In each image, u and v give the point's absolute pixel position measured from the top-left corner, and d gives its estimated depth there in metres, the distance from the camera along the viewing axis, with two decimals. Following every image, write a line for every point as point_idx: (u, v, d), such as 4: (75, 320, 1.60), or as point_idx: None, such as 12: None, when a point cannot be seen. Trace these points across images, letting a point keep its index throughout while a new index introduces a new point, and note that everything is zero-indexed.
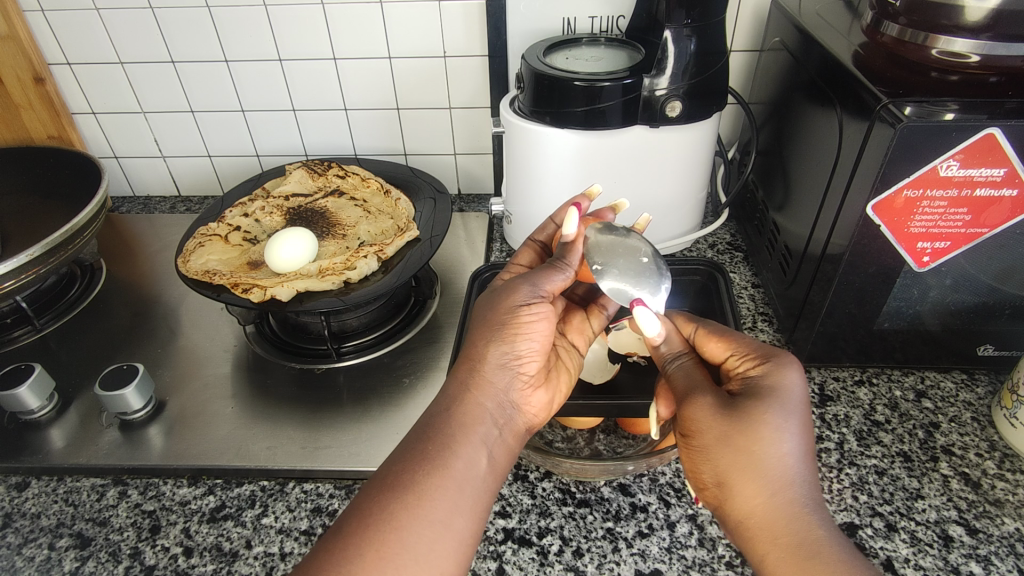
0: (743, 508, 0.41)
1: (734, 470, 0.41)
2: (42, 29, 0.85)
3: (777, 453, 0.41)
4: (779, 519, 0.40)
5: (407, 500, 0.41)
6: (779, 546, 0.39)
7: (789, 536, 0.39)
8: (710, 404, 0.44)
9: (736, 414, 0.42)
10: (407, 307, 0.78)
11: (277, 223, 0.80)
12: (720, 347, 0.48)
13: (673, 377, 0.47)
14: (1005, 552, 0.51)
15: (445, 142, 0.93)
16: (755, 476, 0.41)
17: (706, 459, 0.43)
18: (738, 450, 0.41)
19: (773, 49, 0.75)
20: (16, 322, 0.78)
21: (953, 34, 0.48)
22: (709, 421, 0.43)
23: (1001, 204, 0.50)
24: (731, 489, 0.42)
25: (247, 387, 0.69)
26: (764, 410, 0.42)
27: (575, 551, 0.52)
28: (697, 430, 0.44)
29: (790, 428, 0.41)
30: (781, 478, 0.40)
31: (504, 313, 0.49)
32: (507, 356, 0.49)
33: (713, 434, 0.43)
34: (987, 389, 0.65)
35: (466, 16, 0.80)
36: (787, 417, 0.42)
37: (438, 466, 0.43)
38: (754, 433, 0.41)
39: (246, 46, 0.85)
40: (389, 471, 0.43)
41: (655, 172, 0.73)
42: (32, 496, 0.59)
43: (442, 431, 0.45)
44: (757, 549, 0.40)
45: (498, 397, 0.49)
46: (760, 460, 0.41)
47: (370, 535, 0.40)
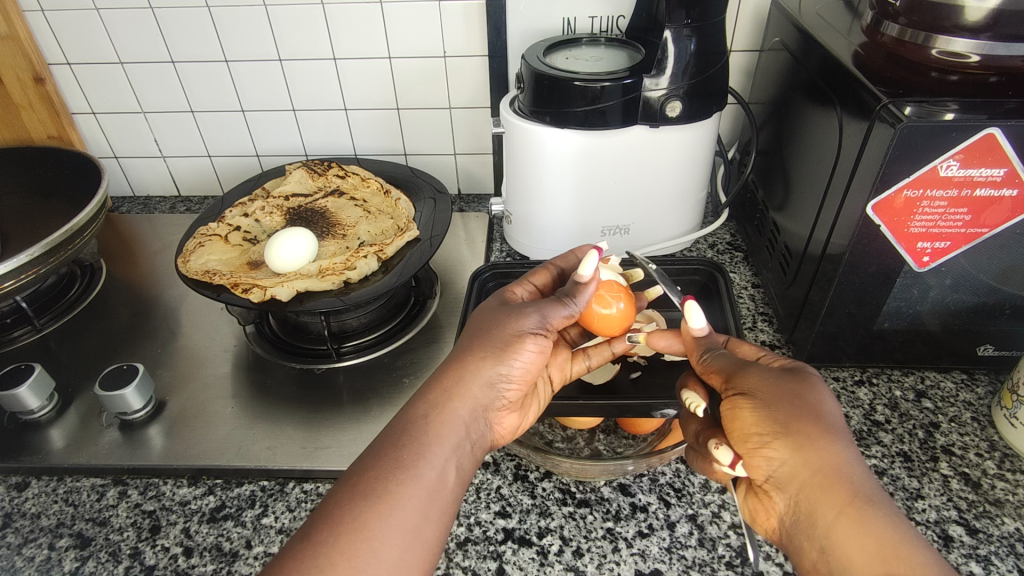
0: (807, 458, 0.40)
1: (798, 418, 0.41)
2: (42, 28, 0.85)
3: (837, 414, 0.42)
4: (847, 473, 0.39)
5: (379, 508, 0.41)
6: (850, 496, 0.38)
7: (858, 489, 0.38)
8: (768, 369, 0.45)
9: (794, 377, 0.44)
10: (407, 307, 0.78)
11: (277, 223, 0.80)
12: (750, 349, 0.50)
13: (716, 358, 0.47)
14: (1005, 552, 0.51)
15: (445, 142, 0.93)
16: (822, 428, 0.41)
17: (764, 411, 0.42)
18: (804, 406, 0.42)
19: (773, 49, 0.75)
20: (16, 322, 0.78)
21: (953, 34, 0.48)
22: (767, 380, 0.44)
23: (1001, 204, 0.50)
24: (796, 440, 0.41)
25: (247, 387, 0.69)
26: (818, 379, 0.44)
27: (575, 551, 0.52)
28: (757, 386, 0.43)
29: (841, 400, 0.44)
30: (842, 435, 0.41)
31: (507, 333, 0.50)
32: (500, 376, 0.50)
33: (775, 392, 0.43)
34: (987, 388, 0.65)
35: (466, 15, 0.80)
36: (833, 395, 0.44)
37: (411, 473, 0.43)
38: (816, 392, 0.43)
39: (247, 46, 0.85)
40: (359, 477, 0.43)
41: (654, 174, 0.73)
42: (32, 496, 0.59)
43: (415, 437, 0.45)
44: (824, 501, 0.39)
45: (476, 404, 0.49)
46: (825, 414, 0.41)
47: (341, 542, 0.39)
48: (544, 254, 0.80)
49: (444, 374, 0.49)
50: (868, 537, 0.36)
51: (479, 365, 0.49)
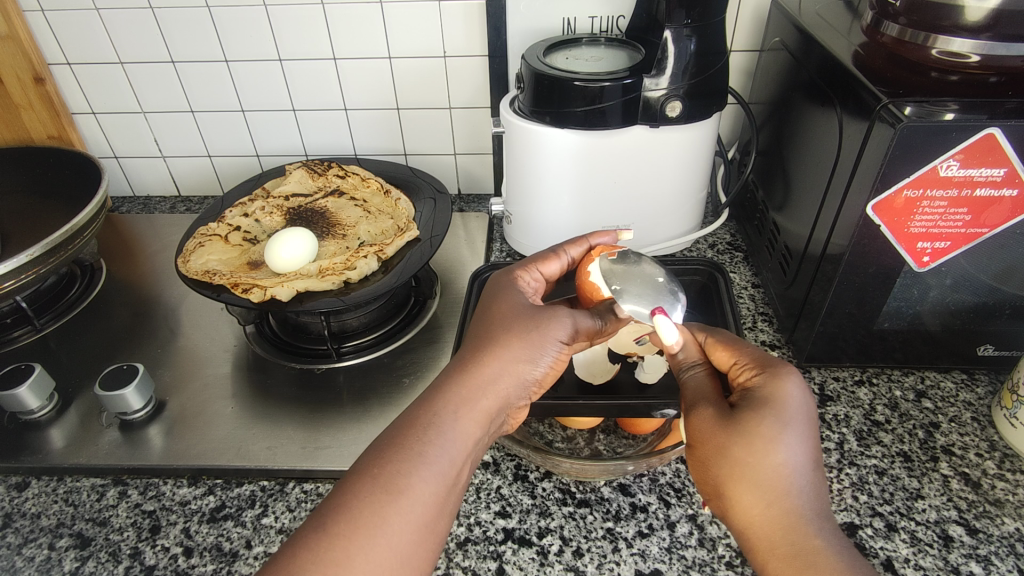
0: (742, 518, 0.42)
1: (731, 480, 0.42)
2: (42, 29, 0.85)
3: (778, 462, 0.41)
4: (780, 527, 0.40)
5: (398, 500, 0.41)
6: (777, 556, 0.40)
7: (785, 546, 0.40)
8: (710, 416, 0.44)
9: (735, 425, 0.42)
10: (407, 307, 0.78)
11: (277, 223, 0.80)
12: (728, 356, 0.48)
13: (688, 379, 0.48)
14: (1005, 552, 0.51)
15: (445, 142, 0.93)
16: (751, 487, 0.41)
17: (708, 470, 0.44)
18: (735, 462, 0.42)
19: (772, 49, 0.75)
20: (16, 322, 0.78)
21: (953, 34, 0.48)
22: (709, 434, 0.44)
23: (1001, 204, 0.50)
24: (733, 500, 0.42)
25: (247, 387, 0.69)
26: (760, 419, 0.42)
27: (575, 551, 0.52)
28: (699, 441, 0.45)
29: (786, 437, 0.41)
30: (782, 487, 0.41)
31: (539, 334, 0.50)
32: (524, 373, 0.50)
33: (712, 446, 0.43)
34: (987, 388, 0.65)
35: (466, 16, 0.81)
36: (785, 429, 0.42)
37: (432, 468, 0.43)
38: (749, 445, 0.41)
39: (247, 46, 0.85)
40: (380, 467, 0.42)
41: (654, 174, 0.73)
42: (32, 496, 0.59)
43: (437, 426, 0.45)
44: (758, 555, 0.41)
45: (501, 401, 0.49)
46: (755, 471, 0.41)
47: (357, 534, 0.39)
48: None
49: (471, 364, 0.49)
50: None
51: (502, 352, 0.49)
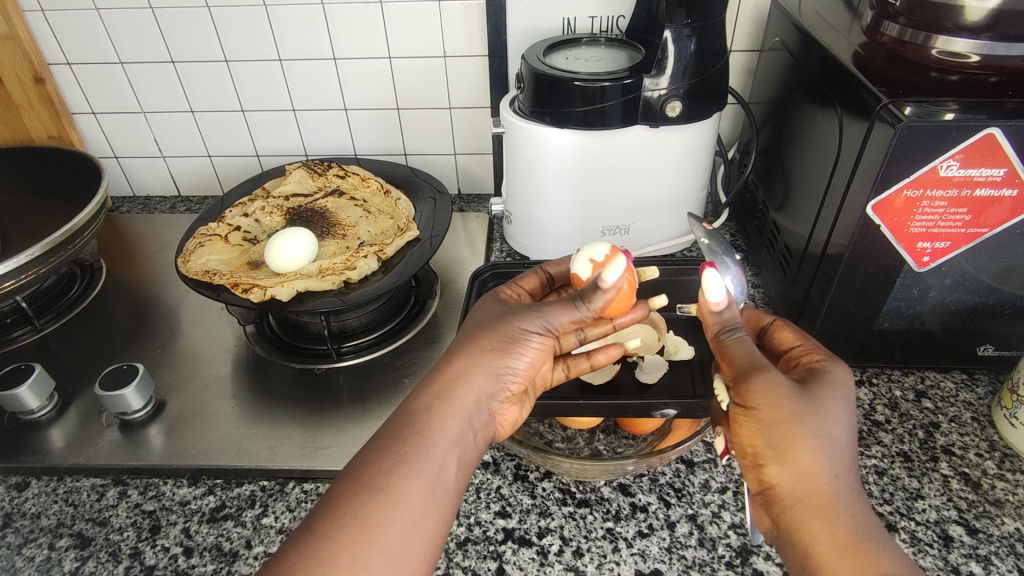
0: (798, 486, 0.41)
1: (793, 447, 0.41)
2: (42, 29, 0.85)
3: (843, 437, 0.41)
4: (838, 500, 0.40)
5: (380, 501, 0.41)
6: (834, 526, 0.39)
7: (843, 517, 0.39)
8: (783, 381, 0.42)
9: (806, 399, 0.42)
10: (407, 307, 0.78)
11: (277, 223, 0.80)
12: (791, 338, 0.49)
13: (739, 342, 0.45)
14: (1005, 552, 0.51)
15: (445, 142, 0.93)
16: (819, 456, 0.40)
17: (762, 435, 0.42)
18: (809, 431, 0.40)
19: (773, 49, 0.75)
20: (16, 322, 0.78)
21: (953, 34, 0.48)
22: (781, 401, 0.41)
23: (1001, 204, 0.50)
24: (787, 469, 0.41)
25: (247, 387, 0.69)
26: (831, 395, 0.42)
27: (575, 551, 0.52)
28: (765, 407, 0.42)
29: (849, 415, 0.42)
30: (841, 462, 0.40)
31: (512, 329, 0.49)
32: (502, 368, 0.49)
33: (783, 413, 0.41)
34: (987, 389, 0.65)
35: (466, 16, 0.81)
36: (847, 406, 0.42)
37: (413, 465, 0.43)
38: (824, 417, 0.41)
39: (247, 46, 0.85)
40: (361, 469, 0.42)
41: (654, 173, 0.73)
42: (32, 496, 0.59)
43: (416, 428, 0.45)
44: (807, 527, 0.40)
45: (480, 397, 0.48)
46: (827, 441, 0.40)
47: (342, 537, 0.39)
48: (545, 254, 0.80)
49: (445, 365, 0.49)
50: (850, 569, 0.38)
51: (475, 349, 0.49)
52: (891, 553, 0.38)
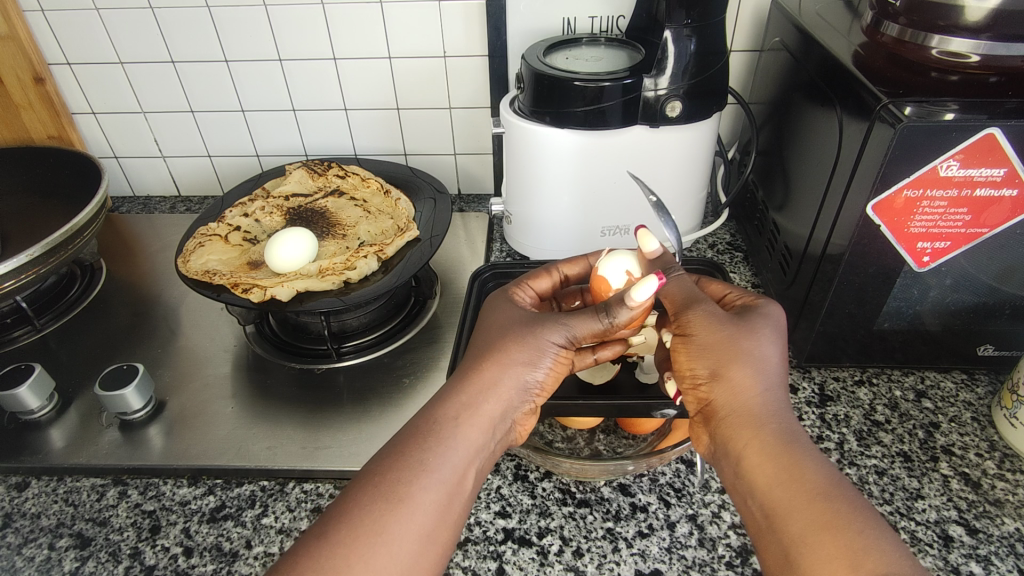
0: (731, 399, 0.44)
1: (728, 364, 0.45)
2: (42, 29, 0.85)
3: (771, 358, 0.45)
4: (767, 410, 0.43)
5: (398, 510, 0.41)
6: (761, 431, 0.42)
7: (770, 423, 0.43)
8: (713, 310, 0.48)
9: (735, 322, 0.47)
10: (407, 307, 0.78)
11: (277, 223, 0.80)
12: (719, 287, 0.54)
13: (673, 281, 0.51)
14: (1005, 552, 0.51)
15: (445, 142, 0.93)
16: (748, 370, 0.44)
17: (698, 359, 0.46)
18: (738, 349, 0.45)
19: (773, 49, 0.75)
20: (16, 322, 0.78)
21: (953, 34, 0.48)
22: (711, 325, 0.47)
23: (1001, 204, 0.50)
24: (721, 386, 0.45)
25: (247, 387, 0.69)
26: (759, 321, 0.47)
27: (575, 551, 0.52)
28: (700, 333, 0.47)
29: (778, 339, 0.47)
30: (770, 376, 0.45)
31: (537, 337, 0.50)
32: (526, 378, 0.49)
33: (715, 336, 0.46)
34: (987, 389, 0.65)
35: (466, 16, 0.80)
36: (777, 332, 0.47)
37: (433, 476, 0.43)
38: (752, 338, 0.46)
39: (247, 46, 0.85)
40: (381, 476, 0.42)
41: (655, 174, 0.73)
42: (32, 496, 0.59)
43: (438, 436, 0.45)
44: (738, 434, 0.43)
45: (503, 408, 0.49)
46: (754, 355, 0.45)
47: (359, 543, 0.39)
48: (545, 254, 0.80)
49: (473, 373, 0.49)
50: (774, 468, 0.41)
51: (503, 359, 0.49)
52: (813, 455, 0.41)
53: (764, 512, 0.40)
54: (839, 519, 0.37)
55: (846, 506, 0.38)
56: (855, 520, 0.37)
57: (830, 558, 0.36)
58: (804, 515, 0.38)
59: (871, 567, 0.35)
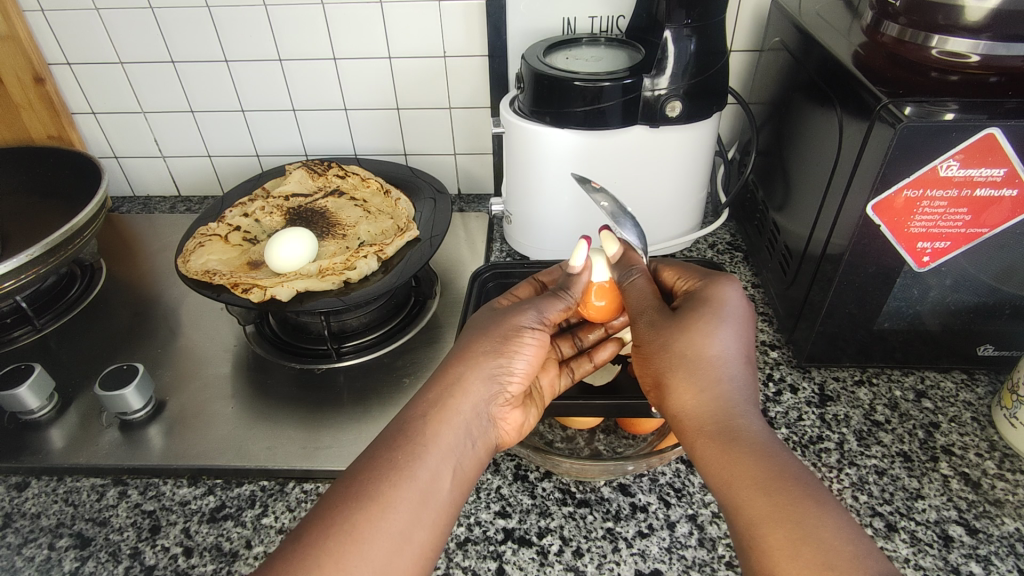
0: (678, 403, 0.45)
1: (671, 370, 0.46)
2: (42, 28, 0.85)
3: (717, 351, 0.45)
4: (710, 407, 0.44)
5: (370, 511, 0.40)
6: (704, 431, 0.43)
7: (714, 422, 0.43)
8: (659, 315, 0.49)
9: (680, 321, 0.47)
10: (407, 307, 0.78)
11: (277, 223, 0.80)
12: (672, 275, 0.55)
13: (633, 279, 0.53)
14: (1005, 552, 0.51)
15: (445, 143, 0.93)
16: (687, 372, 0.45)
17: (651, 363, 0.48)
18: (677, 352, 0.46)
19: (773, 49, 0.75)
20: (16, 322, 0.78)
21: (952, 34, 0.48)
22: (654, 334, 0.48)
23: (1001, 204, 0.50)
24: (670, 387, 0.46)
25: (247, 387, 0.69)
26: (700, 316, 0.47)
27: (575, 551, 0.52)
28: (646, 342, 0.49)
29: (723, 329, 0.46)
30: (716, 369, 0.44)
31: (506, 328, 0.51)
32: (499, 369, 0.50)
33: (659, 343, 0.47)
34: (987, 388, 0.65)
35: (466, 16, 0.81)
36: (721, 322, 0.47)
37: (406, 474, 0.42)
38: (690, 338, 0.46)
39: (246, 46, 0.85)
40: (354, 478, 0.42)
41: (654, 175, 0.73)
42: (32, 496, 0.59)
43: (412, 436, 0.44)
44: (688, 437, 0.44)
45: (477, 406, 0.48)
46: (692, 355, 0.45)
47: (329, 545, 0.38)
48: (545, 253, 0.80)
49: (443, 371, 0.49)
50: (718, 463, 0.41)
51: (476, 359, 0.49)
52: (760, 443, 0.41)
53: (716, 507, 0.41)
54: (778, 507, 0.37)
55: (789, 492, 0.38)
56: (800, 509, 0.37)
57: (774, 549, 0.37)
58: (748, 505, 0.39)
59: (812, 553, 0.35)
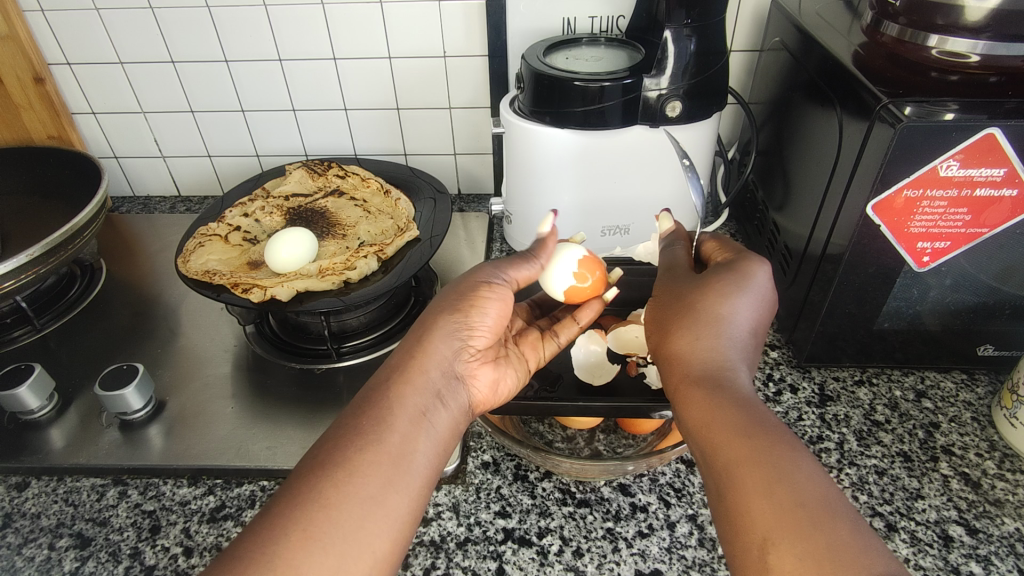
0: (679, 345, 0.45)
1: (681, 319, 0.46)
2: (42, 28, 0.85)
3: (733, 309, 0.45)
4: (711, 354, 0.44)
5: (338, 477, 0.40)
6: (701, 372, 0.43)
7: (712, 367, 0.43)
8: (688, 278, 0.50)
9: (704, 282, 0.48)
10: (407, 307, 0.78)
11: (277, 223, 0.80)
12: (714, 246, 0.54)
13: (675, 249, 0.54)
14: (1005, 552, 0.51)
15: (445, 143, 0.93)
16: (699, 320, 0.45)
17: (662, 315, 0.48)
18: (691, 305, 0.46)
19: (773, 48, 0.75)
20: (16, 322, 0.78)
21: (953, 34, 0.48)
22: (675, 289, 0.49)
23: (1001, 205, 0.50)
24: (671, 334, 0.46)
25: (247, 387, 0.69)
26: (723, 277, 0.47)
27: (575, 551, 0.52)
28: (666, 296, 0.49)
29: (744, 292, 0.46)
30: (721, 326, 0.44)
31: (468, 288, 0.53)
32: (459, 325, 0.51)
33: (676, 297, 0.48)
34: (987, 388, 0.65)
35: (466, 16, 0.80)
36: (741, 284, 0.47)
37: (374, 440, 0.43)
38: (709, 292, 0.46)
39: (246, 46, 0.85)
40: (320, 449, 0.42)
41: (655, 174, 0.73)
42: (32, 496, 0.59)
43: (378, 404, 0.45)
44: (681, 377, 0.44)
45: (444, 369, 0.49)
46: (708, 305, 0.46)
47: (298, 514, 0.38)
48: None
49: (412, 342, 0.50)
50: (709, 401, 0.41)
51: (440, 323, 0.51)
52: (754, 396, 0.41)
53: (695, 443, 0.41)
54: (760, 454, 0.38)
55: (773, 438, 0.38)
56: (782, 456, 0.37)
57: (748, 484, 0.37)
58: (728, 448, 0.39)
59: (786, 492, 0.36)
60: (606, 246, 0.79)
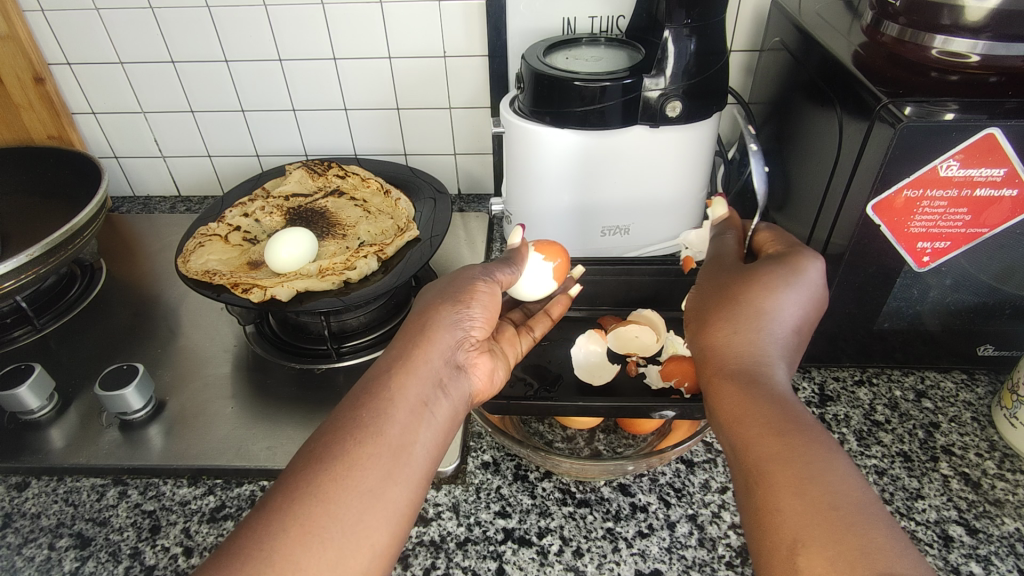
0: (717, 341, 0.45)
1: (721, 313, 0.46)
2: (42, 28, 0.85)
3: (776, 305, 0.45)
4: (751, 350, 0.44)
5: (337, 470, 0.40)
6: (739, 368, 0.43)
7: (751, 364, 0.43)
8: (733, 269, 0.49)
9: (751, 274, 0.47)
10: (407, 306, 0.78)
11: (277, 223, 0.80)
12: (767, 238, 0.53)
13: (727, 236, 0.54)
14: (1005, 552, 0.51)
15: (445, 143, 0.93)
16: (739, 314, 0.45)
17: (701, 309, 0.48)
18: (732, 300, 0.46)
19: (773, 48, 0.75)
20: (16, 322, 0.78)
21: (953, 34, 0.48)
22: (723, 280, 0.48)
23: (1001, 204, 0.50)
24: (710, 328, 0.46)
25: (247, 387, 0.69)
26: (768, 271, 0.47)
27: (575, 551, 0.52)
28: (711, 287, 0.49)
29: (787, 286, 0.46)
30: (764, 322, 0.44)
31: (461, 283, 0.54)
32: (460, 316, 0.52)
33: (721, 290, 0.48)
34: (987, 388, 0.65)
35: (466, 16, 0.80)
36: (786, 278, 0.46)
37: (374, 432, 0.42)
38: (754, 287, 0.46)
39: (246, 46, 0.85)
40: (318, 441, 0.42)
41: (655, 174, 0.73)
42: (32, 496, 0.59)
43: (377, 395, 0.45)
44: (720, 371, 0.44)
45: (443, 359, 0.49)
46: (751, 299, 0.45)
47: (297, 508, 0.38)
48: None
49: (409, 336, 0.50)
50: (746, 398, 0.41)
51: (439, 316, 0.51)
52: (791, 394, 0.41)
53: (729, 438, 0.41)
54: (794, 454, 0.37)
55: (808, 439, 0.38)
56: (815, 456, 0.37)
57: (781, 482, 0.37)
58: (763, 444, 0.39)
59: (817, 493, 0.35)
60: (606, 246, 0.79)
